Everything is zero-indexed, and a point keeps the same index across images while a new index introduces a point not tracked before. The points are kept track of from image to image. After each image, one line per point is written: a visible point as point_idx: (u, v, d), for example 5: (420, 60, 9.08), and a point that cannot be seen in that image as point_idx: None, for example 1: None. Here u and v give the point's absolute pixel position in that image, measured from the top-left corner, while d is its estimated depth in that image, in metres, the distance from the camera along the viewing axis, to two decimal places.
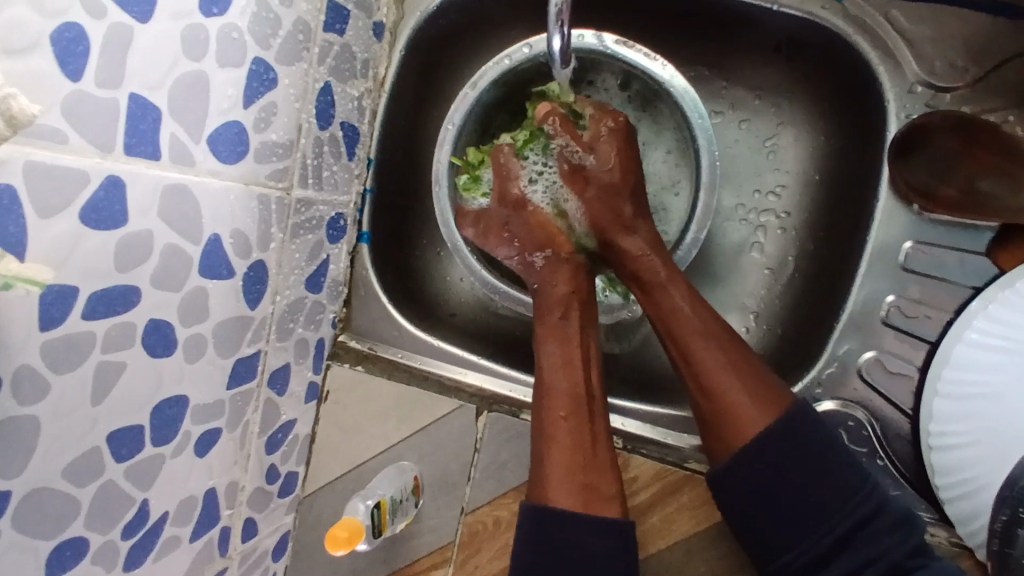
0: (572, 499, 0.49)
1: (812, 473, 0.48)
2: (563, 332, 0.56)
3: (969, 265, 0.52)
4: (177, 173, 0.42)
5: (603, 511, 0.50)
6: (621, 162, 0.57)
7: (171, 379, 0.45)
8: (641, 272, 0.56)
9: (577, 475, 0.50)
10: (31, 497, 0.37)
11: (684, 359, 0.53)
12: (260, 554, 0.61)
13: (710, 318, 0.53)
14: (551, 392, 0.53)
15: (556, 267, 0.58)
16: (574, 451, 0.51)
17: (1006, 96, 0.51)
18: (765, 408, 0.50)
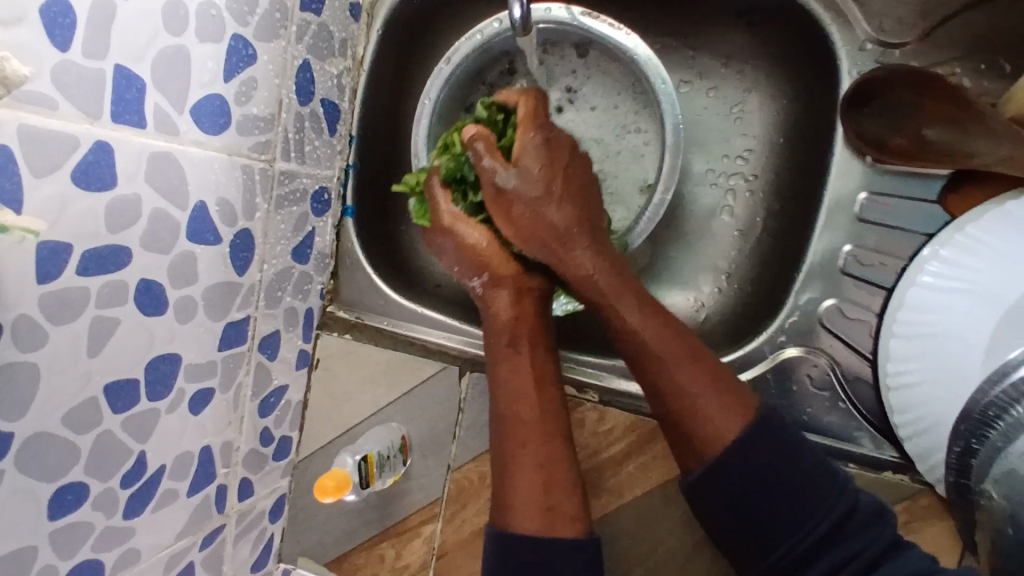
0: (534, 522, 0.51)
1: (775, 478, 0.50)
2: (514, 354, 0.56)
3: (923, 213, 0.54)
4: (162, 141, 0.45)
5: (565, 530, 0.51)
6: (550, 176, 0.54)
7: (162, 339, 0.48)
8: (588, 292, 0.56)
9: (539, 499, 0.51)
10: (32, 440, 0.40)
11: (640, 372, 0.54)
12: (257, 514, 0.64)
13: (660, 331, 0.53)
14: (509, 418, 0.54)
15: (495, 291, 0.58)
16: (534, 475, 0.52)
17: (956, 47, 0.52)
18: (723, 419, 0.50)
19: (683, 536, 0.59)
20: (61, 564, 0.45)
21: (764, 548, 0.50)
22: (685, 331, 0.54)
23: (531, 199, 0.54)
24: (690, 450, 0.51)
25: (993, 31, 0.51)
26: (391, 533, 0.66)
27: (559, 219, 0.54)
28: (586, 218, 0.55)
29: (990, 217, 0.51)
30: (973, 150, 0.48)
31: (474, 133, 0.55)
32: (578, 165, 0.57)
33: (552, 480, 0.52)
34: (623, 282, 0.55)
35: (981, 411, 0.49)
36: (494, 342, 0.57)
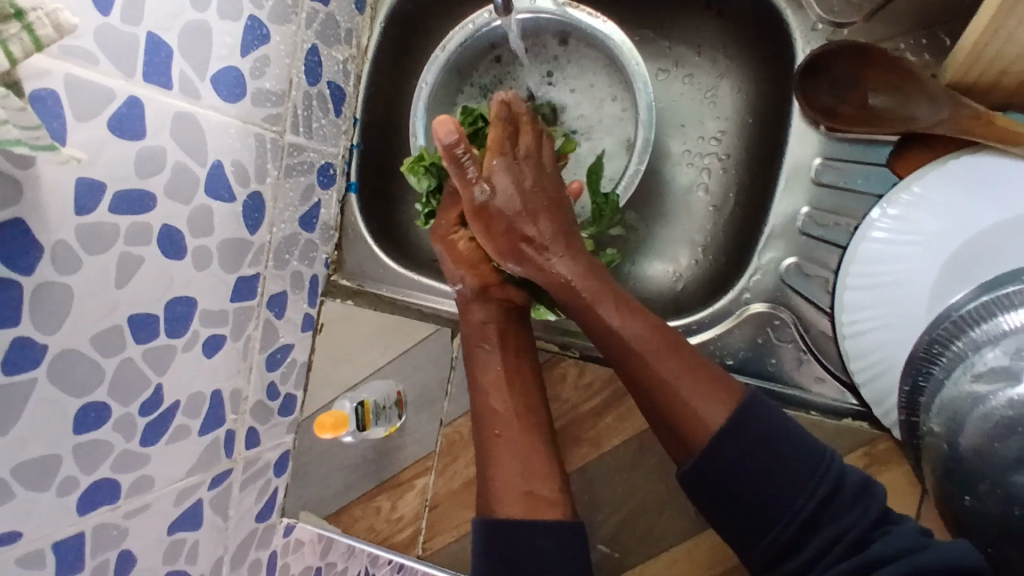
0: (515, 506, 0.53)
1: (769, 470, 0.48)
2: (492, 359, 0.61)
3: (873, 176, 0.59)
4: (185, 103, 0.51)
5: (546, 515, 0.53)
6: (524, 193, 0.60)
7: (180, 281, 0.54)
8: (574, 299, 0.58)
9: (518, 485, 0.54)
10: (63, 355, 0.46)
11: (626, 370, 0.55)
12: (263, 466, 0.68)
13: (638, 327, 0.55)
14: (487, 414, 0.59)
15: (471, 301, 0.64)
16: (512, 462, 0.55)
17: (897, 25, 0.58)
18: (706, 409, 0.50)
19: (658, 483, 0.63)
20: (84, 478, 0.49)
21: (748, 537, 0.49)
22: (667, 327, 0.56)
23: (509, 213, 0.59)
24: (682, 443, 0.51)
25: (932, 10, 0.57)
26: (388, 486, 0.71)
27: (537, 229, 0.59)
28: (562, 227, 0.60)
29: (934, 174, 0.55)
30: (916, 115, 0.55)
31: (449, 139, 0.58)
32: (552, 185, 0.62)
33: (530, 471, 0.55)
34: (600, 285, 0.58)
35: (926, 348, 0.52)
36: (476, 350, 0.62)
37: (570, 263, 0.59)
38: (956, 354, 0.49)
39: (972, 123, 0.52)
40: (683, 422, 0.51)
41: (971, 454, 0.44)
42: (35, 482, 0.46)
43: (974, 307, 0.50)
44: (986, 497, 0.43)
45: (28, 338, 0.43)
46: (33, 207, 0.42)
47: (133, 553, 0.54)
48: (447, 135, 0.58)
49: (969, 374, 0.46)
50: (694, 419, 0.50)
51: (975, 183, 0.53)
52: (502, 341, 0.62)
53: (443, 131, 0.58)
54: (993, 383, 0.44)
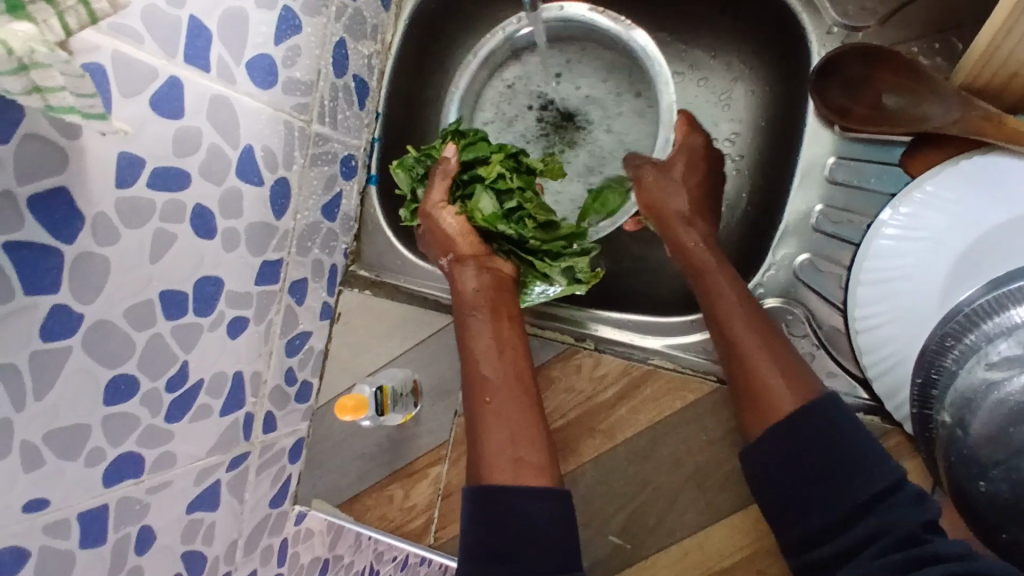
0: (504, 473, 0.54)
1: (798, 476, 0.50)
2: (482, 325, 0.61)
3: (886, 175, 0.60)
4: (222, 86, 0.53)
5: (535, 480, 0.54)
6: (693, 175, 0.66)
7: (210, 260, 0.55)
8: (692, 264, 0.62)
9: (507, 452, 0.55)
10: (97, 325, 0.47)
11: (721, 340, 0.57)
12: (278, 451, 0.69)
13: (747, 303, 0.58)
14: (476, 379, 0.59)
15: (461, 269, 0.64)
16: (502, 430, 0.56)
17: (910, 29, 0.60)
18: (786, 393, 0.53)
19: (670, 475, 0.64)
20: (110, 450, 0.50)
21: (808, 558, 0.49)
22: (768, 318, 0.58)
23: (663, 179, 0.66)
24: (752, 410, 0.54)
25: (945, 17, 0.59)
26: (401, 475, 0.71)
27: (680, 206, 0.65)
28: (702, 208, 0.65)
29: (946, 173, 0.56)
30: (928, 115, 0.56)
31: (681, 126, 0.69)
32: (711, 178, 0.68)
33: (520, 437, 0.56)
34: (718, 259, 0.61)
35: (939, 342, 0.53)
36: (467, 316, 0.63)
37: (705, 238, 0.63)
38: (969, 345, 0.50)
39: (982, 124, 0.53)
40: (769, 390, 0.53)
41: (981, 439, 0.44)
42: (64, 450, 0.47)
43: (985, 301, 0.51)
44: (998, 483, 0.43)
45: (65, 306, 0.44)
46: (78, 177, 0.43)
47: (152, 528, 0.55)
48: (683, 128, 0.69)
49: (983, 364, 0.47)
50: (795, 386, 0.53)
51: (989, 180, 0.55)
52: (493, 310, 0.62)
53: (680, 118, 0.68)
54: (1008, 369, 0.45)
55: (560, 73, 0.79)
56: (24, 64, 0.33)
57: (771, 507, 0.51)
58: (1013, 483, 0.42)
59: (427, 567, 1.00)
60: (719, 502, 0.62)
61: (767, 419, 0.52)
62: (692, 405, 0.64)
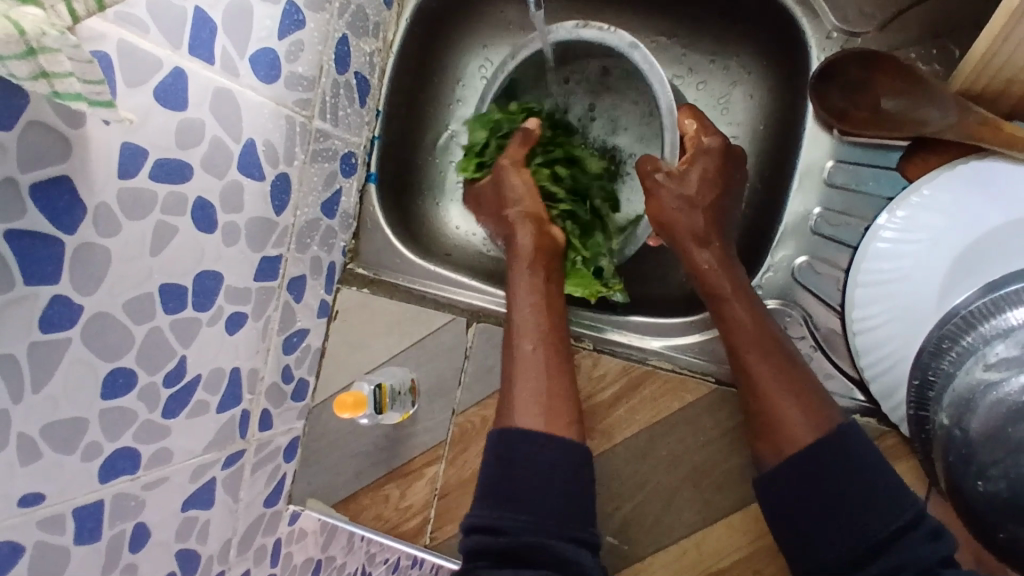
0: (535, 416, 0.55)
1: (822, 466, 0.50)
2: (532, 281, 0.64)
3: (882, 179, 0.61)
4: (225, 79, 0.52)
5: (567, 433, 0.55)
6: (711, 187, 0.64)
7: (211, 254, 0.55)
8: (709, 286, 0.61)
9: (541, 398, 0.56)
10: (96, 317, 0.46)
11: (739, 366, 0.58)
12: (274, 449, 0.69)
13: (764, 329, 0.58)
14: (520, 326, 0.62)
15: (523, 223, 0.67)
16: (539, 377, 0.58)
17: (908, 36, 0.60)
18: (803, 423, 0.53)
19: (669, 475, 0.64)
20: (107, 445, 0.49)
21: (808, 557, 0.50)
22: (786, 344, 0.58)
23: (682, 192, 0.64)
24: (768, 436, 0.54)
25: (942, 24, 0.60)
26: (398, 474, 0.71)
27: (697, 224, 0.63)
28: (721, 226, 0.64)
29: (943, 177, 0.57)
30: (926, 119, 0.57)
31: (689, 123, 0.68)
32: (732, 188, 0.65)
33: (554, 391, 0.57)
34: (738, 280, 0.60)
35: (936, 344, 0.54)
36: (519, 269, 0.65)
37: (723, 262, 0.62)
38: (967, 347, 0.50)
39: (978, 129, 0.54)
40: (789, 419, 0.53)
41: (979, 439, 0.45)
42: (61, 444, 0.46)
43: (982, 303, 0.52)
44: (997, 481, 0.43)
45: (66, 297, 0.44)
46: (81, 167, 0.43)
47: (147, 525, 0.54)
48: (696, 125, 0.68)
49: (981, 365, 0.47)
50: (807, 420, 0.53)
51: (985, 185, 0.56)
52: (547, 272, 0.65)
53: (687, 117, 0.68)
54: (1005, 370, 0.45)
55: (589, 99, 0.80)
56: (31, 48, 0.33)
57: (779, 510, 0.51)
58: (1011, 481, 0.42)
59: (419, 570, 0.99)
60: (718, 502, 0.63)
61: (778, 449, 0.53)
62: (691, 405, 0.64)
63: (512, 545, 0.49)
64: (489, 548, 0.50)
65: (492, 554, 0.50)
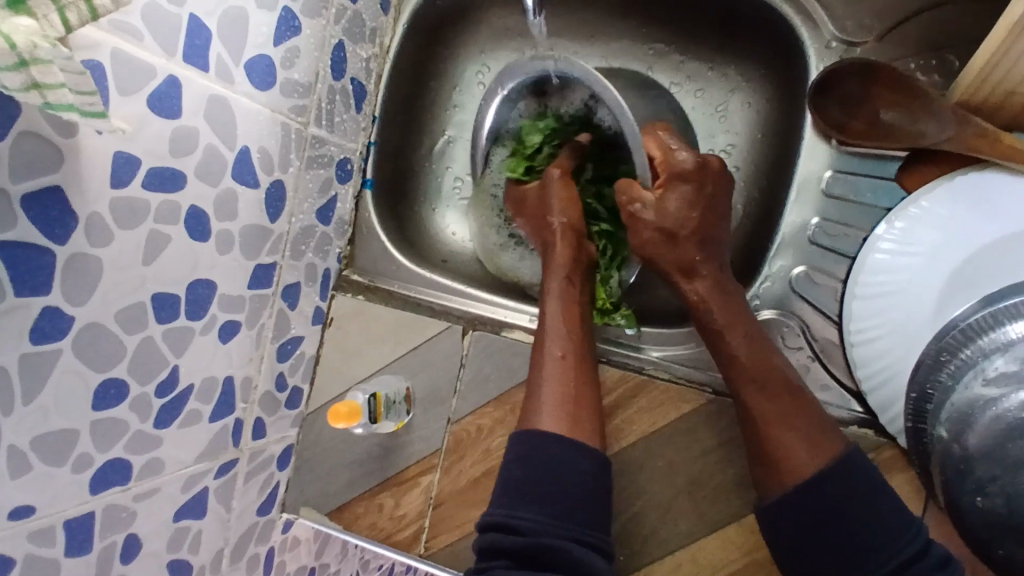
0: (558, 423, 0.56)
1: (829, 484, 0.51)
2: (566, 292, 0.63)
3: (881, 190, 0.61)
4: (220, 86, 0.52)
5: (587, 440, 0.56)
6: (689, 218, 0.61)
7: (205, 262, 0.54)
8: (704, 318, 0.60)
9: (568, 406, 0.57)
10: (88, 328, 0.46)
11: (739, 399, 0.57)
12: (267, 458, 0.68)
13: (765, 358, 0.57)
14: (549, 335, 0.61)
15: (565, 234, 0.65)
16: (565, 386, 0.58)
17: (906, 47, 0.60)
18: (806, 455, 0.52)
19: (666, 486, 0.63)
20: (98, 456, 0.49)
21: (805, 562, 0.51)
22: (791, 374, 0.57)
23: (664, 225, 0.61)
24: (770, 471, 0.54)
25: (941, 35, 0.60)
26: (392, 483, 0.70)
27: (686, 256, 0.61)
28: (715, 255, 0.62)
29: (940, 189, 0.57)
30: (924, 131, 0.57)
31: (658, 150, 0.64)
32: (717, 209, 0.63)
33: (578, 401, 0.58)
34: (736, 312, 0.59)
35: (934, 357, 0.54)
36: (552, 278, 0.64)
37: (714, 295, 0.60)
38: (965, 361, 0.50)
39: (977, 141, 0.55)
40: (786, 454, 0.53)
41: (978, 454, 0.44)
42: (51, 456, 0.45)
43: (980, 317, 0.52)
44: (995, 498, 0.43)
45: (57, 307, 0.43)
46: (74, 177, 0.42)
47: (139, 537, 0.53)
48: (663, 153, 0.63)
49: (980, 380, 0.47)
50: (804, 456, 0.52)
51: (982, 197, 0.56)
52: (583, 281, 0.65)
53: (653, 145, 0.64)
54: (1005, 386, 0.45)
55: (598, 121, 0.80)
56: (24, 59, 0.32)
57: (786, 528, 0.51)
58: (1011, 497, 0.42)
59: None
60: (714, 513, 0.62)
61: (770, 486, 0.53)
62: (687, 415, 0.64)
63: (532, 542, 0.50)
64: (506, 548, 0.51)
65: (508, 555, 0.51)
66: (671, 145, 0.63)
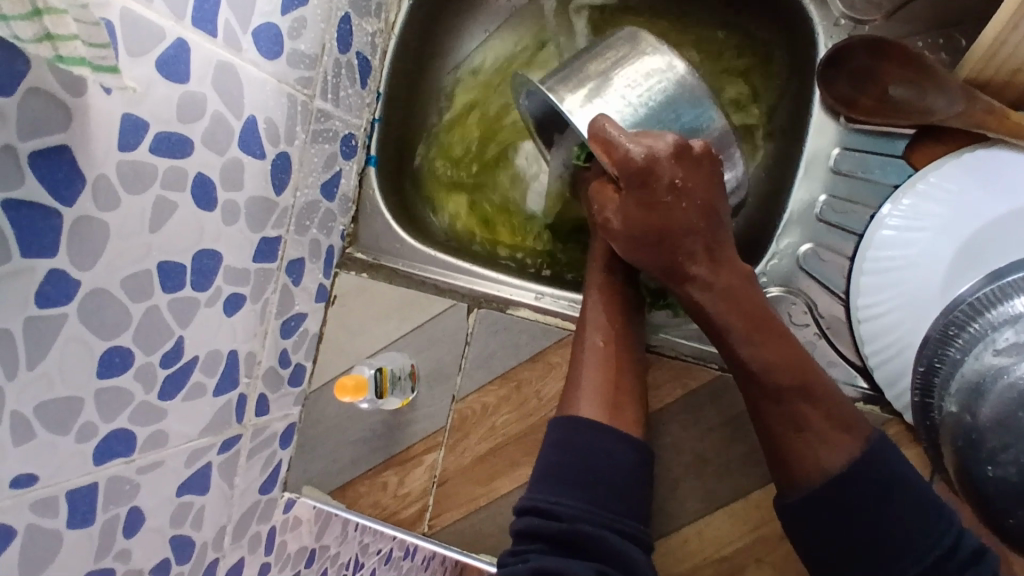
0: (599, 408, 0.57)
1: (863, 477, 0.51)
2: (603, 284, 0.65)
3: (889, 166, 0.61)
4: (228, 53, 0.51)
5: (628, 427, 0.57)
6: (647, 223, 0.58)
7: (210, 233, 0.53)
8: (707, 319, 0.59)
9: (611, 394, 0.58)
10: (94, 294, 0.45)
11: (750, 399, 0.57)
12: (270, 435, 0.68)
13: (771, 356, 0.56)
14: (588, 327, 0.63)
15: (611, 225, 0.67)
16: (604, 373, 0.59)
17: (914, 25, 0.60)
18: (824, 450, 0.53)
19: (673, 462, 0.63)
20: (103, 427, 0.48)
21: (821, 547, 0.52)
22: (809, 366, 0.56)
23: (630, 236, 0.59)
24: (787, 469, 0.54)
25: (949, 12, 0.60)
26: (396, 461, 0.70)
27: (665, 261, 0.59)
28: (715, 247, 0.58)
29: (949, 166, 0.58)
30: (933, 107, 0.57)
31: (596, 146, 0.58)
32: (687, 197, 0.57)
33: (615, 392, 0.58)
34: (733, 311, 0.57)
35: (943, 331, 0.54)
36: (595, 272, 0.66)
37: (709, 294, 0.58)
38: (974, 333, 0.50)
39: (983, 117, 0.55)
40: (800, 455, 0.53)
41: (990, 425, 0.45)
42: (56, 424, 0.44)
43: (987, 291, 0.52)
44: (1008, 467, 0.43)
45: (63, 271, 0.42)
46: (81, 138, 0.41)
47: (142, 510, 0.53)
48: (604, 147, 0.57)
49: (991, 351, 0.48)
50: (812, 458, 0.53)
51: (991, 173, 0.56)
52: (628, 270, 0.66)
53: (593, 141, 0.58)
54: (1015, 355, 0.45)
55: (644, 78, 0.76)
56: (38, 9, 0.32)
57: (824, 524, 0.51)
58: None
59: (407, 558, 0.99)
60: (720, 490, 0.62)
61: (788, 485, 0.54)
62: (693, 392, 0.64)
63: (572, 527, 0.50)
64: (544, 531, 0.50)
65: (545, 539, 0.50)
66: (609, 140, 0.57)
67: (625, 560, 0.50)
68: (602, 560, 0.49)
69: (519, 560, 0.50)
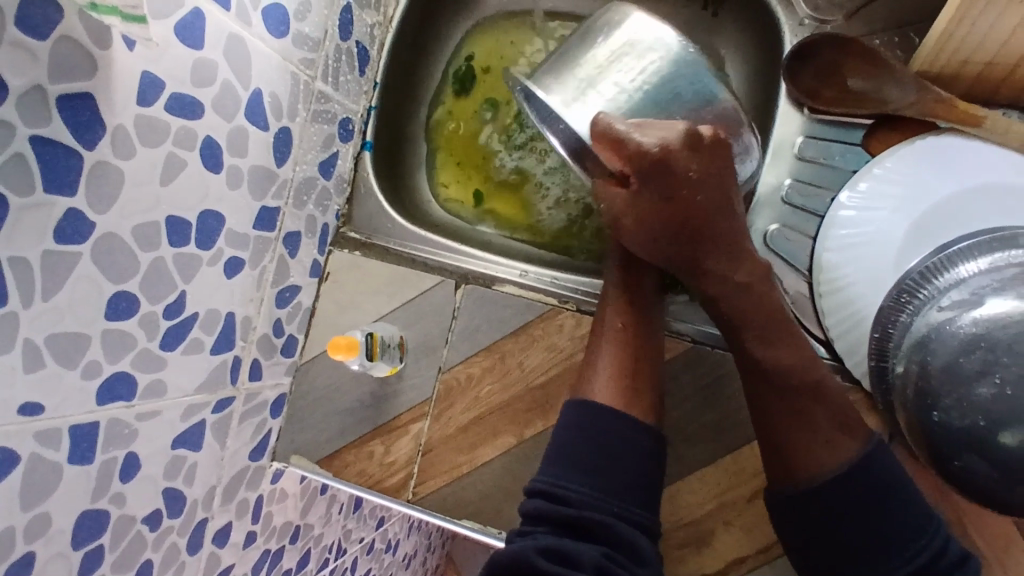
0: (614, 397, 0.61)
1: (859, 473, 0.57)
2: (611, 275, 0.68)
3: (849, 154, 0.66)
4: (238, 26, 0.55)
5: (638, 412, 0.60)
6: (663, 216, 0.60)
7: (215, 194, 0.57)
8: (724, 314, 0.62)
9: (628, 381, 0.61)
10: (106, 238, 0.48)
11: (757, 393, 0.60)
12: (262, 402, 0.70)
13: (787, 352, 0.59)
14: (604, 321, 0.66)
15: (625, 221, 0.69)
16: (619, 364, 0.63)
17: (873, 25, 0.66)
18: (824, 454, 0.57)
19: None
20: (107, 367, 0.51)
21: (812, 530, 0.56)
22: (816, 362, 0.60)
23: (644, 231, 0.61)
24: (785, 466, 0.58)
25: (903, 14, 0.66)
26: (382, 432, 0.73)
27: (683, 255, 0.61)
28: (735, 245, 0.61)
29: (902, 152, 0.63)
30: (888, 97, 0.62)
31: (602, 140, 0.59)
32: (703, 189, 0.59)
33: (624, 389, 0.61)
34: (751, 307, 0.60)
35: (895, 299, 0.58)
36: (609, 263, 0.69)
37: (727, 287, 0.61)
38: (923, 298, 0.55)
39: (936, 107, 0.60)
40: (798, 457, 0.58)
41: (934, 374, 0.49)
42: (64, 358, 0.47)
43: (936, 260, 0.56)
44: (950, 411, 0.47)
45: (80, 211, 0.45)
46: (104, 86, 0.45)
47: (137, 458, 0.55)
48: (612, 143, 0.58)
49: (934, 309, 0.52)
50: (812, 458, 0.57)
51: (943, 158, 0.61)
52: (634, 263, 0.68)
53: (596, 133, 0.59)
54: (957, 309, 0.50)
55: None
56: None
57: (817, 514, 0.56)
58: (963, 409, 0.46)
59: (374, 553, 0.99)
60: (694, 456, 0.66)
61: (783, 480, 0.58)
62: (669, 363, 0.68)
63: (581, 511, 0.55)
64: (551, 514, 0.55)
65: (553, 522, 0.55)
66: (620, 135, 0.58)
67: (630, 546, 0.54)
68: (609, 544, 0.54)
69: (525, 538, 0.55)
